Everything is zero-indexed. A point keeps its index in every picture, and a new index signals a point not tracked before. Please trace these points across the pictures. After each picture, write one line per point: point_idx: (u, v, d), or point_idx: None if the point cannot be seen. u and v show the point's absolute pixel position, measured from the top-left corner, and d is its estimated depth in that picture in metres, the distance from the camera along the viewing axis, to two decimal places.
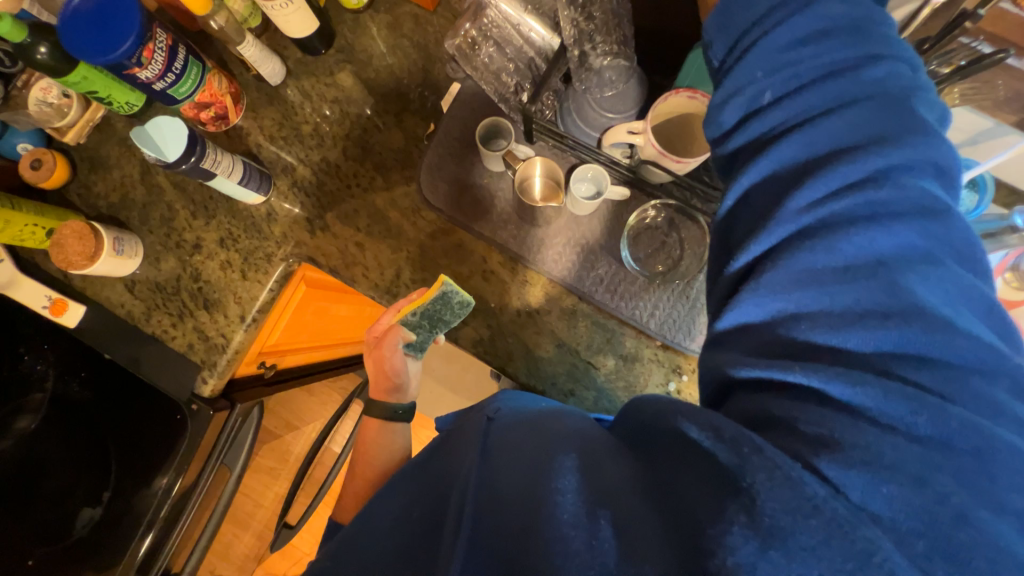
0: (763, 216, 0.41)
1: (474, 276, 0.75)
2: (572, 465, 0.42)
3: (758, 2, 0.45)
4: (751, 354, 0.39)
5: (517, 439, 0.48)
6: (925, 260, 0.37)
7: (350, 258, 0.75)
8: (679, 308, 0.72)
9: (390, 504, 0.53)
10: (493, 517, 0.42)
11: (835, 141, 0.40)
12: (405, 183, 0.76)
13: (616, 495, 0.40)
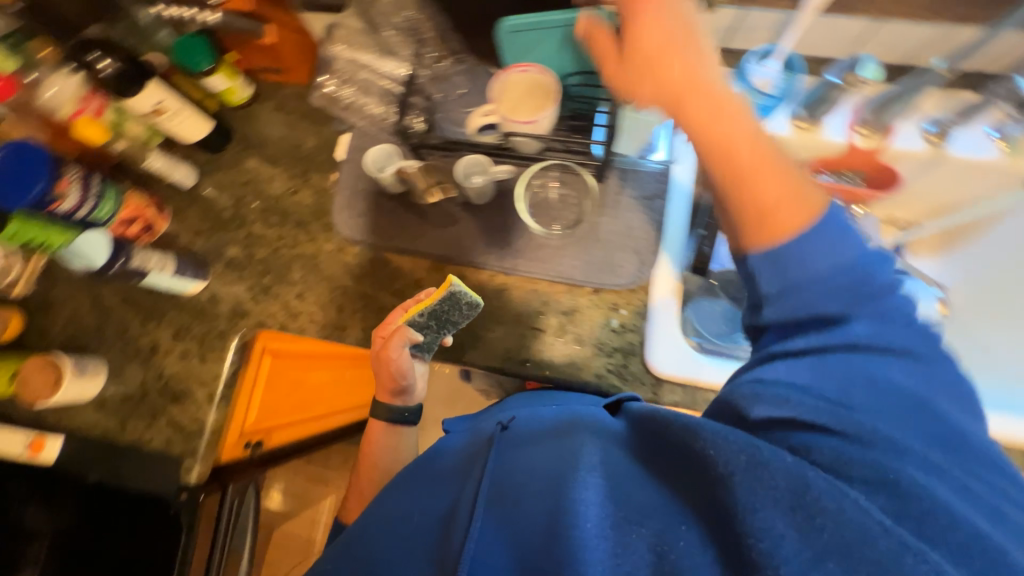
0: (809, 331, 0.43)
1: (408, 287, 0.79)
2: (596, 483, 0.45)
3: (822, 248, 0.42)
4: (771, 398, 0.42)
5: (531, 464, 0.52)
6: (941, 391, 0.40)
7: (294, 309, 0.81)
8: (598, 252, 0.77)
9: (393, 515, 0.57)
10: (511, 527, 0.47)
11: (867, 313, 0.41)
12: (325, 230, 0.83)
13: (635, 502, 0.43)
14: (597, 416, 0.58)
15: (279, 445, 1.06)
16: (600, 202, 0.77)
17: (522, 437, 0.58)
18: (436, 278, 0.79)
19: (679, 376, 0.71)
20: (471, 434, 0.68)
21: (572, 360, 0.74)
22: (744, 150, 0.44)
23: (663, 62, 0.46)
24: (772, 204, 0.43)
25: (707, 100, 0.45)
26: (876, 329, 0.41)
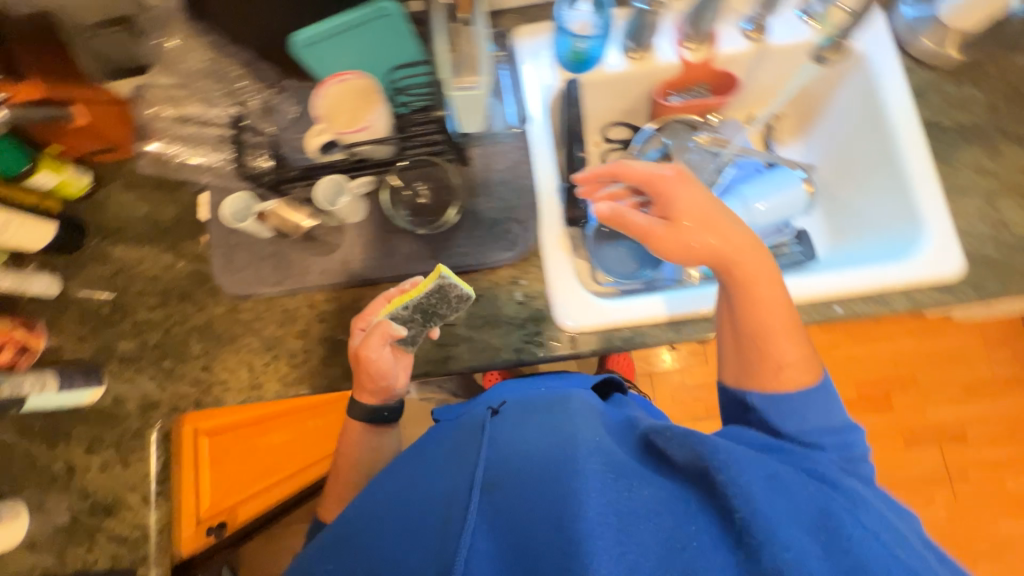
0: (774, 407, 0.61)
1: (312, 324, 0.78)
2: (603, 479, 0.49)
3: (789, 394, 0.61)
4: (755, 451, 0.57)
5: (533, 454, 0.55)
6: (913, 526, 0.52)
7: (204, 382, 0.78)
8: (483, 233, 0.77)
9: (374, 519, 0.55)
10: (509, 510, 0.50)
11: (824, 439, 0.60)
12: (212, 294, 0.80)
13: (632, 488, 0.49)
14: (590, 415, 0.64)
15: (251, 516, 1.04)
16: (469, 185, 0.78)
17: (514, 424, 0.63)
18: (336, 307, 0.78)
19: (614, 321, 0.74)
20: (457, 420, 0.71)
21: (488, 343, 0.74)
22: (759, 312, 0.63)
23: (692, 230, 0.62)
24: (780, 383, 0.62)
25: (755, 293, 0.62)
26: (836, 457, 0.59)
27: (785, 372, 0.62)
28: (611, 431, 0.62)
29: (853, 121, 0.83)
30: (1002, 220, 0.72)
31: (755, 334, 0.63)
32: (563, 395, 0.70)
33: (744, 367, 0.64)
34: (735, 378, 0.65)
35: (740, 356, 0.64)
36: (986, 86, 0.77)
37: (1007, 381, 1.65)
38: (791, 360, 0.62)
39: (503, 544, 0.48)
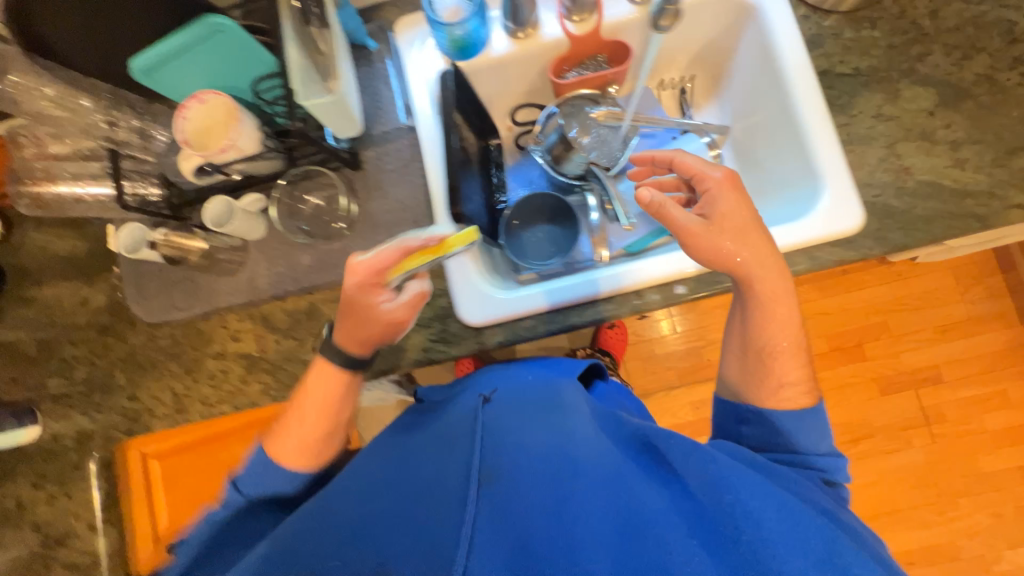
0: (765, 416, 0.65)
1: (227, 344, 0.79)
2: (607, 495, 0.49)
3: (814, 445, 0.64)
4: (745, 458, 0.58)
5: (533, 451, 0.54)
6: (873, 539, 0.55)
7: (133, 411, 0.80)
8: (380, 236, 0.77)
9: (360, 506, 0.53)
10: (509, 509, 0.48)
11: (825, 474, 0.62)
12: (130, 325, 0.82)
13: (633, 499, 0.50)
14: (590, 412, 0.63)
15: None
16: (363, 189, 0.78)
17: (511, 412, 0.61)
18: (248, 325, 0.79)
19: (502, 315, 0.73)
20: (447, 401, 0.69)
21: (397, 345, 0.75)
22: (773, 328, 0.67)
23: (721, 233, 0.65)
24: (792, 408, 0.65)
25: (754, 284, 0.65)
26: (822, 479, 0.62)
27: (784, 393, 0.66)
28: (607, 427, 0.61)
29: (756, 79, 0.80)
30: (903, 166, 0.70)
31: (767, 350, 0.67)
32: (553, 382, 0.69)
33: (744, 373, 0.69)
34: (733, 390, 0.71)
35: (744, 360, 0.69)
36: (884, 24, 0.73)
37: (981, 318, 1.62)
38: (796, 397, 0.66)
39: (505, 540, 0.46)
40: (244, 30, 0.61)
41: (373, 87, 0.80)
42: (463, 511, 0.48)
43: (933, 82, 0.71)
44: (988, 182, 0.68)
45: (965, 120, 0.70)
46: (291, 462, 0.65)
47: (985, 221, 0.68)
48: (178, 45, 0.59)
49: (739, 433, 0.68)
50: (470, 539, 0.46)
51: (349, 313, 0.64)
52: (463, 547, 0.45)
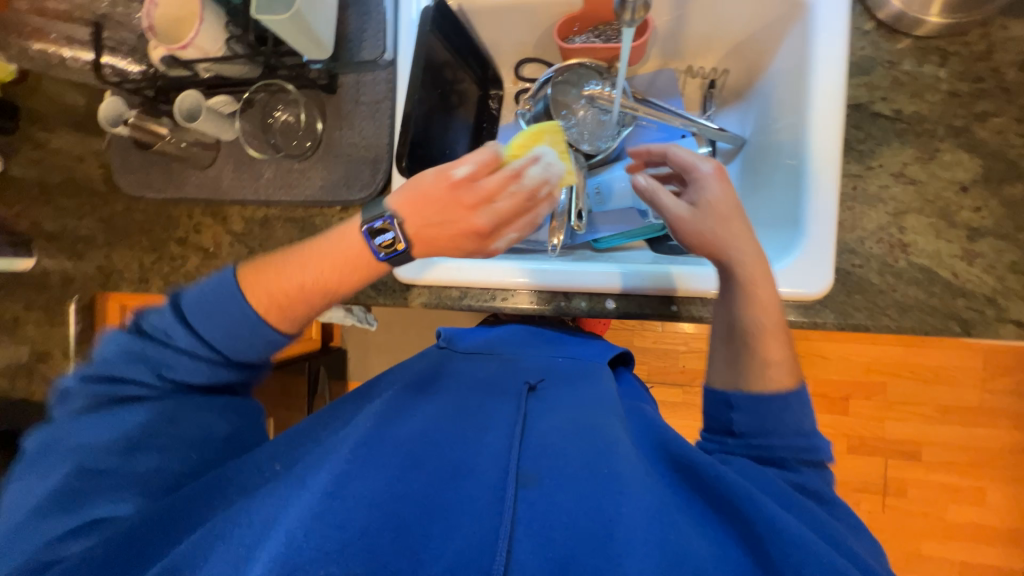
0: (753, 400, 0.53)
1: (190, 234, 0.84)
2: (653, 511, 0.43)
3: (781, 425, 0.52)
4: (751, 474, 0.48)
5: (567, 452, 0.48)
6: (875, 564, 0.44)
7: (107, 269, 0.89)
8: (339, 169, 0.76)
9: (383, 473, 0.46)
10: (549, 519, 0.42)
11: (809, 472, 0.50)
12: (114, 192, 0.88)
13: (682, 534, 0.41)
14: (626, 418, 0.56)
15: None
16: (335, 115, 0.76)
17: (548, 408, 0.56)
18: (209, 221, 0.83)
19: (436, 278, 0.72)
20: (481, 373, 0.64)
21: None
22: (756, 310, 0.57)
23: (709, 218, 0.60)
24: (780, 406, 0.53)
25: (734, 272, 0.58)
26: (802, 471, 0.50)
27: (770, 373, 0.55)
28: (645, 447, 0.52)
29: (785, 93, 0.68)
30: (902, 242, 0.60)
31: (748, 328, 0.56)
32: (590, 379, 0.63)
33: (732, 364, 0.57)
34: (722, 375, 0.57)
35: (729, 345, 0.57)
36: (956, 64, 0.59)
37: (994, 411, 1.48)
38: (778, 378, 0.54)
39: (544, 554, 0.40)
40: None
41: (363, 8, 0.73)
42: (498, 517, 0.42)
43: (985, 152, 0.58)
44: (992, 287, 0.58)
45: (1000, 207, 0.58)
46: (255, 302, 0.52)
47: (969, 329, 0.59)
48: None
49: (728, 421, 0.55)
50: (506, 548, 0.40)
51: (454, 234, 0.59)
52: (497, 556, 0.39)
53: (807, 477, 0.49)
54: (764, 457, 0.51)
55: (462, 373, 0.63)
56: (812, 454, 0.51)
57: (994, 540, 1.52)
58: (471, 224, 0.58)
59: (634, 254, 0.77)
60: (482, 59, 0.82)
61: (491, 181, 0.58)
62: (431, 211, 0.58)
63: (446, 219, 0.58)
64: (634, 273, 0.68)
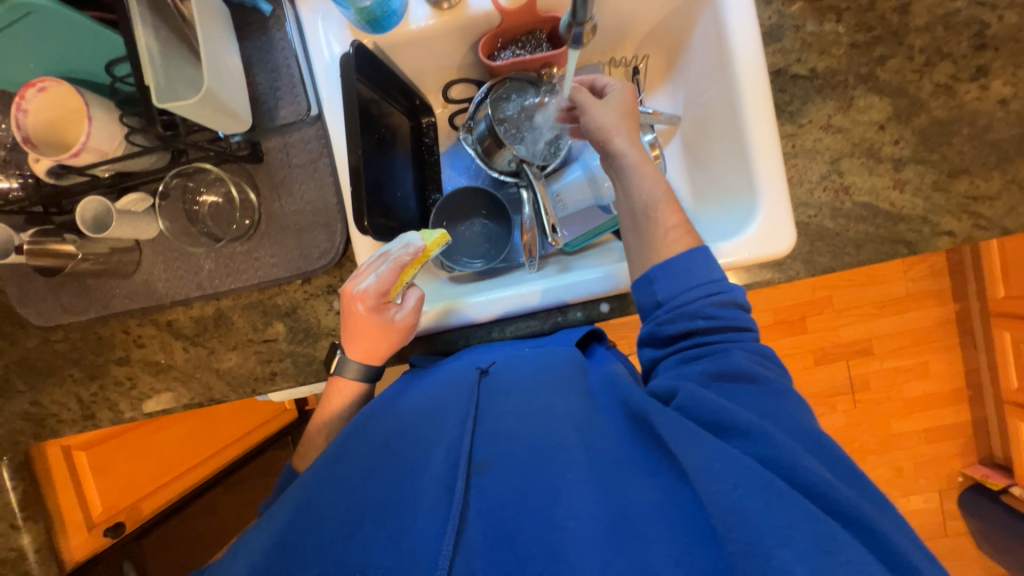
0: (678, 285, 0.56)
1: (132, 350, 0.74)
2: (592, 482, 0.44)
3: (696, 282, 0.55)
4: (707, 380, 0.51)
5: (516, 435, 0.50)
6: (826, 456, 0.46)
7: (37, 415, 0.76)
8: (289, 240, 0.70)
9: (340, 491, 0.48)
10: (498, 499, 0.44)
11: (754, 363, 0.52)
12: (20, 327, 0.75)
13: (624, 490, 0.44)
14: (581, 381, 0.58)
15: (165, 503, 1.11)
16: (268, 184, 0.69)
17: (506, 392, 0.56)
18: (152, 330, 0.74)
19: (431, 325, 0.70)
20: (437, 375, 0.63)
21: (313, 357, 0.73)
22: (648, 182, 0.61)
23: (603, 111, 0.65)
24: (699, 269, 0.56)
25: (618, 161, 0.63)
26: (746, 357, 0.52)
27: (671, 239, 0.58)
28: (602, 407, 0.54)
29: (707, 67, 0.72)
30: (844, 185, 0.66)
31: (645, 205, 0.60)
32: (552, 353, 0.63)
33: (640, 239, 0.60)
34: (640, 262, 0.61)
35: (633, 226, 0.61)
36: (850, 18, 0.65)
37: (920, 295, 1.68)
38: (679, 241, 0.58)
39: (492, 533, 0.43)
40: (68, 10, 0.46)
41: (269, 64, 0.67)
42: (448, 506, 0.44)
43: (890, 91, 0.65)
44: (923, 207, 0.66)
45: (914, 136, 0.65)
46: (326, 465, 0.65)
47: (914, 248, 0.66)
48: None
49: (652, 296, 0.57)
50: (456, 533, 0.42)
51: (368, 335, 0.62)
52: (444, 545, 0.41)
53: (751, 363, 0.52)
54: (703, 345, 0.53)
55: (421, 381, 0.64)
56: (726, 296, 0.55)
57: (945, 402, 1.75)
58: (363, 319, 0.62)
59: (608, 250, 0.79)
60: (408, 91, 0.78)
61: (359, 276, 0.63)
62: (347, 327, 0.63)
63: (351, 326, 0.63)
64: (561, 287, 0.69)
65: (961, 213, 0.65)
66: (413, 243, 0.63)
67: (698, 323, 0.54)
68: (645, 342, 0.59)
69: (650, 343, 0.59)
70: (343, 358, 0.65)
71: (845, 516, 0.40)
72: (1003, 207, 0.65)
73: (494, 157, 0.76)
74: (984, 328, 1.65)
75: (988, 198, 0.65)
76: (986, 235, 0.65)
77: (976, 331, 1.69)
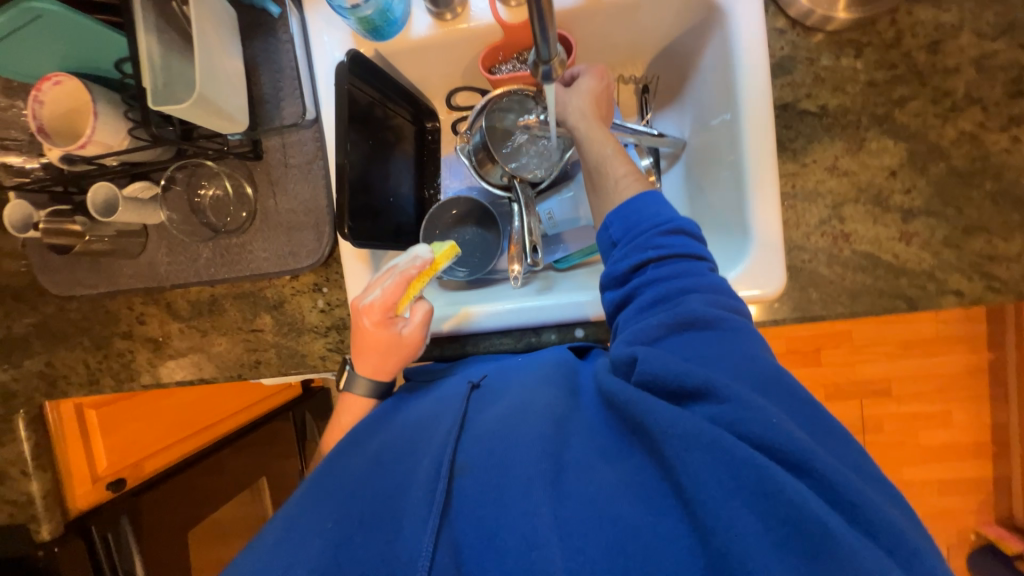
0: (637, 233, 0.55)
1: (134, 325, 0.79)
2: (566, 471, 0.46)
3: (649, 221, 0.55)
4: (665, 331, 0.49)
5: (494, 430, 0.51)
6: (796, 405, 0.45)
7: (50, 376, 0.83)
8: (280, 236, 0.72)
9: (328, 505, 0.50)
10: (477, 502, 0.46)
11: (716, 303, 0.50)
12: (40, 294, 0.81)
13: (597, 476, 0.45)
14: (562, 374, 0.59)
15: (172, 460, 1.18)
16: (264, 182, 0.72)
17: (489, 394, 0.58)
18: (153, 309, 0.78)
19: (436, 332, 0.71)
20: (435, 390, 0.64)
21: (295, 350, 0.76)
22: (595, 141, 0.64)
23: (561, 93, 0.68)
24: (655, 216, 0.55)
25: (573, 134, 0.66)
26: (706, 296, 0.50)
27: (621, 187, 0.59)
28: (580, 397, 0.55)
29: (712, 93, 0.69)
30: (844, 232, 0.63)
31: (595, 164, 0.63)
32: (540, 356, 0.65)
33: (596, 195, 0.63)
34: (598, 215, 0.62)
35: (590, 184, 0.63)
36: (871, 54, 0.61)
37: (950, 339, 1.57)
38: (630, 189, 0.59)
39: (472, 532, 0.44)
40: (74, 13, 0.51)
41: (274, 65, 0.69)
42: (428, 509, 0.46)
43: (907, 135, 0.60)
44: (930, 262, 0.61)
45: (929, 186, 0.61)
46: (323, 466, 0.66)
47: (915, 304, 0.62)
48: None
49: (609, 239, 0.57)
50: (436, 530, 0.45)
51: (379, 348, 0.63)
52: (424, 547, 0.44)
53: (707, 297, 0.50)
54: (655, 281, 0.52)
55: (417, 395, 0.64)
56: (674, 227, 0.54)
57: (966, 455, 1.64)
58: (369, 333, 0.62)
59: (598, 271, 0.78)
60: (410, 96, 0.78)
61: (369, 289, 0.64)
62: (357, 340, 0.64)
63: (361, 341, 0.63)
64: (555, 309, 0.68)
65: (973, 272, 0.61)
66: (421, 255, 0.64)
67: (649, 257, 0.53)
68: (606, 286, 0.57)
69: (612, 287, 0.56)
70: (351, 375, 0.66)
71: (796, 461, 0.40)
72: (1021, 271, 0.60)
73: (487, 171, 0.76)
74: (1018, 382, 1.53)
75: (1005, 259, 0.60)
76: (998, 298, 0.60)
77: (1010, 384, 1.57)
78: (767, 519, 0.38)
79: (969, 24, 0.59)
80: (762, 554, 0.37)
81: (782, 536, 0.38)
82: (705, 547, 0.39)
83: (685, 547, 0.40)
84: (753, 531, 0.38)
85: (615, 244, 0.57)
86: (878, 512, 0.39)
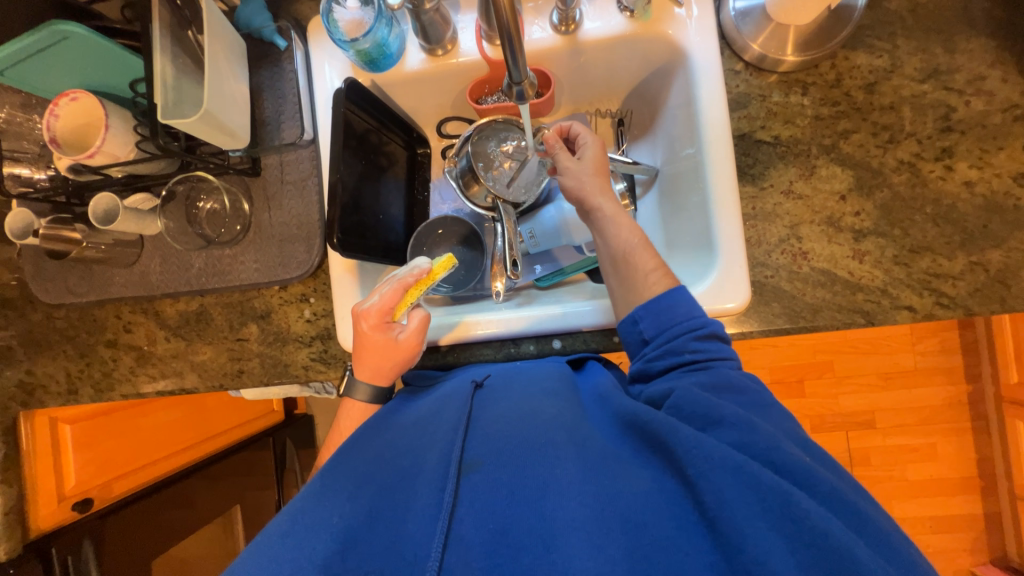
0: (678, 322, 0.57)
1: (120, 333, 0.80)
2: (584, 476, 0.47)
3: (679, 312, 0.57)
4: (700, 387, 0.51)
5: (505, 432, 0.53)
6: (809, 448, 0.49)
7: (28, 385, 0.83)
8: (272, 249, 0.75)
9: (336, 500, 0.49)
10: (487, 497, 0.47)
11: (746, 385, 0.53)
12: (29, 302, 0.83)
13: (614, 482, 0.47)
14: (571, 388, 0.61)
15: (144, 483, 1.13)
16: (261, 198, 0.76)
17: (501, 396, 0.59)
18: (141, 318, 0.80)
19: (438, 338, 0.73)
20: (439, 388, 0.66)
21: (279, 360, 0.77)
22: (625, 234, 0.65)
23: (584, 171, 0.69)
24: (685, 308, 0.58)
25: (596, 216, 0.67)
26: (732, 370, 0.54)
27: (651, 281, 0.61)
28: (589, 408, 0.57)
29: (680, 126, 0.75)
30: (802, 250, 0.67)
31: (624, 252, 0.63)
32: (544, 365, 0.67)
33: (621, 282, 0.63)
34: (624, 303, 0.63)
35: (616, 272, 0.64)
36: (816, 92, 0.68)
37: (927, 371, 1.61)
38: (659, 283, 0.60)
39: (483, 528, 0.45)
40: (98, 37, 0.58)
41: (277, 91, 0.74)
42: (438, 506, 0.47)
43: (853, 163, 0.67)
44: (883, 279, 0.65)
45: (876, 210, 0.66)
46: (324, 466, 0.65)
47: (872, 318, 0.65)
48: (20, 53, 0.57)
49: (638, 333, 0.60)
50: (446, 528, 0.45)
51: (376, 356, 0.64)
52: (433, 547, 0.44)
53: (737, 374, 0.54)
54: (680, 363, 0.55)
55: (418, 399, 0.65)
56: (708, 331, 0.57)
57: (955, 490, 1.63)
58: (369, 338, 0.64)
59: (578, 287, 0.81)
60: (405, 124, 0.84)
61: (369, 296, 0.67)
62: (358, 349, 0.66)
63: (360, 349, 0.65)
64: (549, 317, 0.71)
65: (922, 289, 0.65)
66: (418, 266, 0.68)
67: (686, 353, 0.55)
68: (635, 380, 0.60)
69: (641, 380, 0.60)
70: (351, 380, 0.66)
71: (803, 482, 0.43)
72: (966, 287, 0.64)
73: (472, 192, 0.81)
74: (998, 415, 1.55)
75: (951, 277, 0.64)
76: (948, 313, 0.64)
77: (990, 417, 1.58)
78: (793, 543, 0.39)
79: (899, 69, 0.67)
80: (789, 571, 0.38)
81: (811, 554, 0.38)
82: (727, 561, 0.40)
83: (708, 562, 0.41)
84: (782, 552, 0.39)
85: (648, 339, 0.59)
86: (882, 526, 0.42)
